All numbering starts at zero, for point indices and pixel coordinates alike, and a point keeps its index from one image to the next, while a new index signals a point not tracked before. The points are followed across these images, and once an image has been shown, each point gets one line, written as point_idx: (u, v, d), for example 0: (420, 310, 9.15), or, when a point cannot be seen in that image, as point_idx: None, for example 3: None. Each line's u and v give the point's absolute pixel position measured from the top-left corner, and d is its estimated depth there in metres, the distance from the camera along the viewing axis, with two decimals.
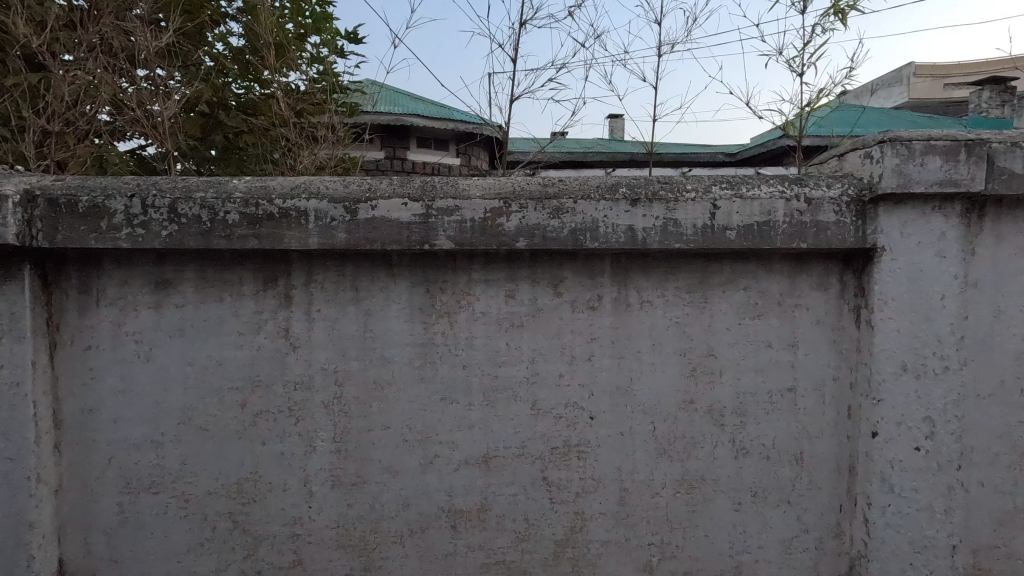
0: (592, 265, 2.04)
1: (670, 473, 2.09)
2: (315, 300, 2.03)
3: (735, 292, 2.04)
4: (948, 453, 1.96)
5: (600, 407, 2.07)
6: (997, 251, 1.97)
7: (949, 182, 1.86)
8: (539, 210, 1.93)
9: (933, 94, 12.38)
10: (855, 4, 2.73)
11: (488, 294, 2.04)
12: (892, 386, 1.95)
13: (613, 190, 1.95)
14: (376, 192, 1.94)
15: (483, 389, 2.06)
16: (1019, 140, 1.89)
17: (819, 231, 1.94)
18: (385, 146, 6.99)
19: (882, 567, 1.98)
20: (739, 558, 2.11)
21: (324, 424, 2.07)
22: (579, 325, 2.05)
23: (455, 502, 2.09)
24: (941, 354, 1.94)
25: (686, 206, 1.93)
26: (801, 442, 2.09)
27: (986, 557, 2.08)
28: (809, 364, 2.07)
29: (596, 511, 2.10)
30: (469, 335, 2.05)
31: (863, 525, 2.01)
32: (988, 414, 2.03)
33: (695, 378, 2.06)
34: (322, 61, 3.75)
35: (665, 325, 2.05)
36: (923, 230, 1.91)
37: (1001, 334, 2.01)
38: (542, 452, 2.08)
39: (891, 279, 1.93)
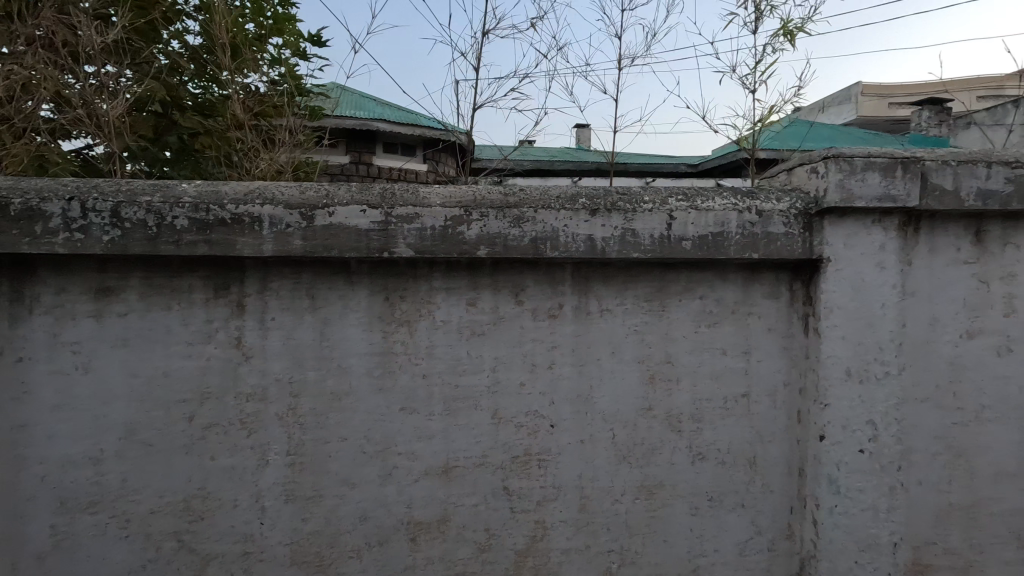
0: (553, 274, 2.05)
1: (630, 479, 2.11)
2: (270, 308, 1.97)
3: (692, 301, 2.09)
4: (890, 455, 2.06)
5: (561, 415, 2.08)
6: (931, 262, 2.10)
7: (887, 197, 1.97)
8: (500, 219, 1.94)
9: (878, 113, 13.09)
10: (803, 26, 2.87)
11: (449, 303, 2.02)
12: (838, 390, 2.04)
13: (573, 200, 1.98)
14: (333, 199, 1.90)
15: (444, 398, 2.04)
16: (949, 158, 2.02)
17: (769, 242, 2.02)
18: (350, 151, 6.87)
19: (831, 566, 2.05)
20: (697, 562, 2.15)
21: (279, 436, 2.00)
22: (541, 333, 2.06)
23: (414, 514, 2.06)
24: (882, 360, 2.04)
25: (643, 217, 1.98)
26: (754, 446, 2.15)
27: (925, 553, 2.19)
28: (761, 371, 2.14)
29: (557, 520, 2.10)
30: (430, 344, 2.02)
31: (813, 525, 2.09)
32: (925, 416, 2.14)
33: (654, 385, 2.10)
34: (284, 64, 3.67)
35: (624, 333, 2.08)
36: (864, 242, 2.02)
37: (936, 341, 2.13)
38: (503, 461, 2.07)
39: (836, 288, 2.02)
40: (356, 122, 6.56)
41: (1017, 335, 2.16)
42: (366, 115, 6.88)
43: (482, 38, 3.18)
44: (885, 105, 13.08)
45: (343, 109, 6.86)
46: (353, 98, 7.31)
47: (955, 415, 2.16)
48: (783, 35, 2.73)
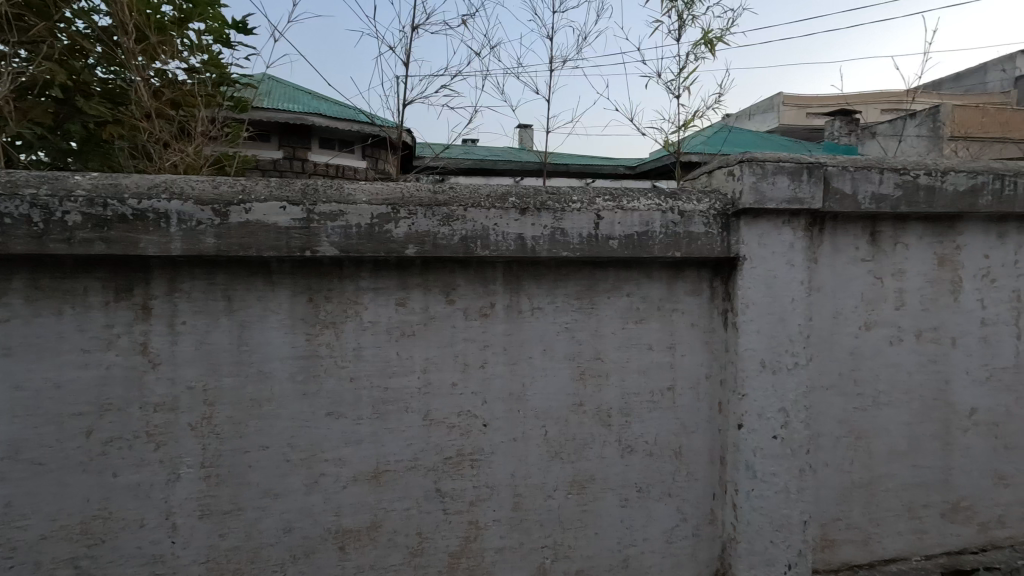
0: (484, 273, 2.04)
1: (562, 475, 2.14)
2: (180, 311, 1.83)
3: (619, 298, 2.15)
4: (800, 440, 2.21)
5: (493, 414, 2.08)
6: (833, 260, 2.27)
7: (794, 200, 2.11)
8: (429, 217, 1.91)
9: (797, 121, 14.05)
10: (721, 36, 3.01)
11: (378, 303, 1.97)
12: (754, 381, 2.16)
13: (503, 198, 1.98)
14: (250, 194, 1.80)
15: (373, 401, 1.98)
16: (848, 164, 2.19)
17: (691, 241, 2.11)
18: (284, 145, 6.50)
19: (749, 547, 2.18)
20: (627, 552, 2.21)
21: (191, 448, 1.87)
22: (472, 333, 2.04)
23: (342, 522, 1.98)
24: (792, 352, 2.18)
25: (572, 216, 2.01)
26: (680, 437, 2.24)
27: (831, 529, 2.37)
28: (685, 364, 2.23)
29: (491, 519, 2.09)
30: (357, 346, 1.96)
31: (732, 509, 2.21)
32: (830, 403, 2.32)
33: (584, 381, 2.14)
34: (208, 52, 3.45)
35: (555, 330, 2.11)
36: (776, 242, 2.15)
37: (839, 332, 2.31)
38: (435, 463, 2.04)
39: (751, 285, 2.14)
40: (288, 116, 6.27)
41: (906, 326, 2.38)
42: (299, 107, 6.47)
43: (413, 32, 3.10)
44: (804, 114, 14.07)
45: (274, 102, 6.53)
46: (285, 90, 6.96)
47: (855, 401, 2.35)
48: (704, 42, 2.86)
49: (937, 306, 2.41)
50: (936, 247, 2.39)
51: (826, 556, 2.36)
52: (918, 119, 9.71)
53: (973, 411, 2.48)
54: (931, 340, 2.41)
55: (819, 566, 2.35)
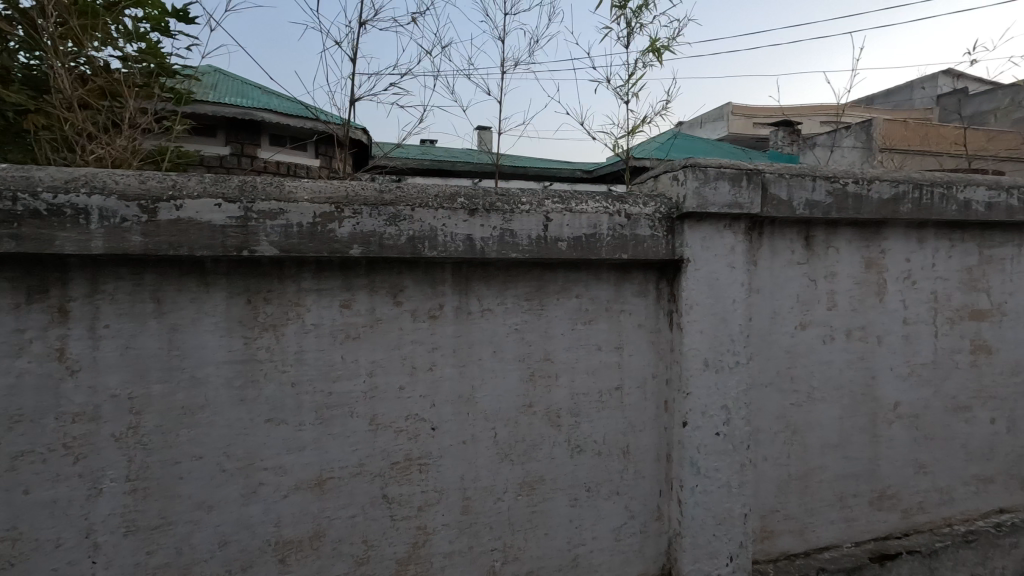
0: (432, 274, 2.01)
1: (512, 477, 2.14)
2: (102, 313, 1.71)
3: (569, 299, 2.17)
4: (740, 436, 2.30)
5: (442, 417, 2.05)
6: (771, 263, 2.37)
7: (734, 205, 2.19)
8: (375, 217, 1.87)
9: (744, 130, 14.67)
10: (668, 44, 3.09)
11: (321, 305, 1.91)
12: (698, 379, 2.23)
13: (451, 199, 1.96)
14: (181, 190, 1.71)
15: (316, 406, 1.92)
16: (784, 171, 2.29)
17: (637, 243, 2.15)
18: (231, 141, 6.10)
19: (693, 541, 2.24)
20: (576, 552, 2.22)
21: (115, 460, 1.75)
22: (420, 335, 2.01)
23: (283, 533, 1.91)
24: (734, 351, 2.27)
25: (521, 218, 2.01)
26: (628, 436, 2.28)
27: (770, 521, 2.47)
28: (632, 364, 2.27)
29: (439, 524, 2.06)
30: (300, 349, 1.89)
31: (678, 505, 2.27)
32: (769, 399, 2.42)
33: (533, 383, 2.15)
34: (146, 41, 3.24)
35: (505, 332, 2.10)
36: (718, 245, 2.23)
37: (776, 332, 2.41)
38: (381, 469, 1.99)
39: (695, 286, 2.21)
40: (236, 111, 5.90)
41: (837, 325, 2.51)
42: (247, 101, 6.16)
43: (361, 28, 3.03)
44: (751, 124, 14.71)
45: (220, 95, 6.15)
46: (232, 84, 6.64)
47: (792, 397, 2.46)
48: (651, 51, 2.93)
49: (865, 306, 2.56)
50: (863, 251, 2.54)
51: (765, 547, 2.46)
52: (852, 131, 10.33)
53: (897, 404, 2.65)
54: (860, 338, 2.56)
55: (759, 557, 2.45)
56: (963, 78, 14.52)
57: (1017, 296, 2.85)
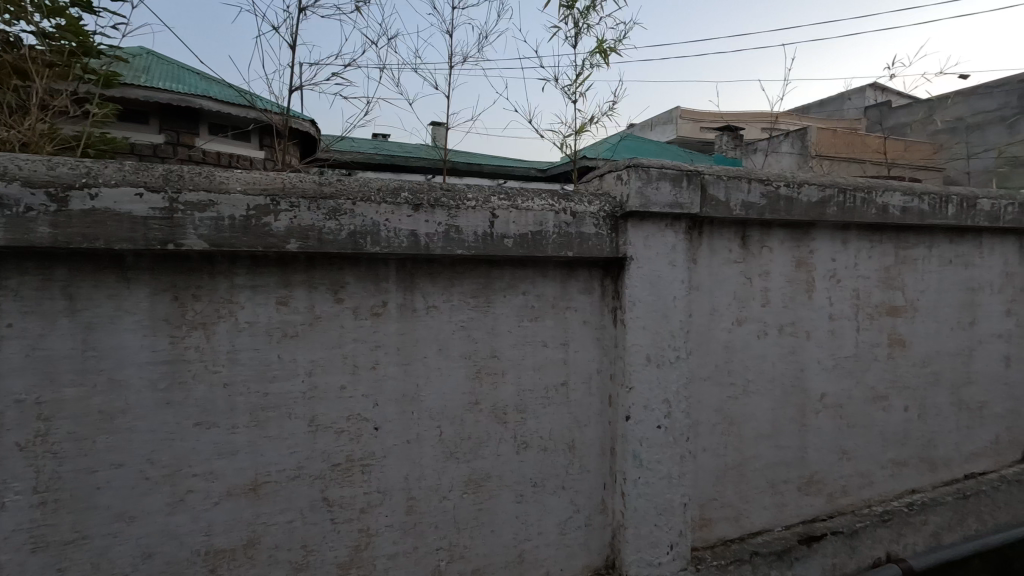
0: (376, 270, 1.97)
1: (457, 475, 2.12)
2: (5, 312, 1.57)
3: (515, 296, 2.18)
4: (681, 428, 2.38)
5: (386, 416, 2.01)
6: (709, 261, 2.47)
7: (675, 205, 2.26)
8: (314, 210, 1.80)
9: (693, 134, 15.19)
10: (615, 46, 3.14)
11: (256, 302, 1.83)
12: (640, 374, 2.29)
13: (395, 193, 1.92)
14: (98, 177, 1.59)
15: (250, 408, 1.83)
16: (722, 173, 2.39)
17: (582, 241, 2.18)
18: (166, 129, 5.71)
19: (635, 531, 2.30)
20: (522, 548, 2.23)
21: (20, 471, 1.61)
22: (363, 333, 1.96)
23: (213, 543, 1.81)
24: (674, 346, 2.34)
25: (466, 214, 2.00)
26: (573, 432, 2.31)
27: (708, 509, 2.57)
28: (578, 361, 2.30)
29: (383, 525, 2.02)
30: (232, 349, 1.80)
31: (621, 498, 2.32)
32: (707, 393, 2.52)
33: (479, 380, 2.14)
34: (65, 17, 2.97)
35: (451, 329, 2.08)
36: (660, 243, 2.29)
37: (714, 328, 2.51)
38: (322, 471, 1.93)
39: (638, 283, 2.26)
40: (172, 97, 5.53)
41: (770, 321, 2.64)
42: (183, 86, 5.78)
43: (300, 15, 2.91)
44: (699, 128, 15.26)
45: (153, 79, 5.76)
46: (167, 68, 6.23)
47: (729, 390, 2.57)
48: (597, 53, 2.98)
49: (795, 303, 2.71)
50: (794, 251, 2.68)
51: (703, 534, 2.56)
52: (789, 138, 10.91)
53: (823, 395, 2.82)
54: (790, 333, 2.71)
55: (698, 544, 2.54)
56: (887, 92, 15.65)
57: (928, 294, 3.10)
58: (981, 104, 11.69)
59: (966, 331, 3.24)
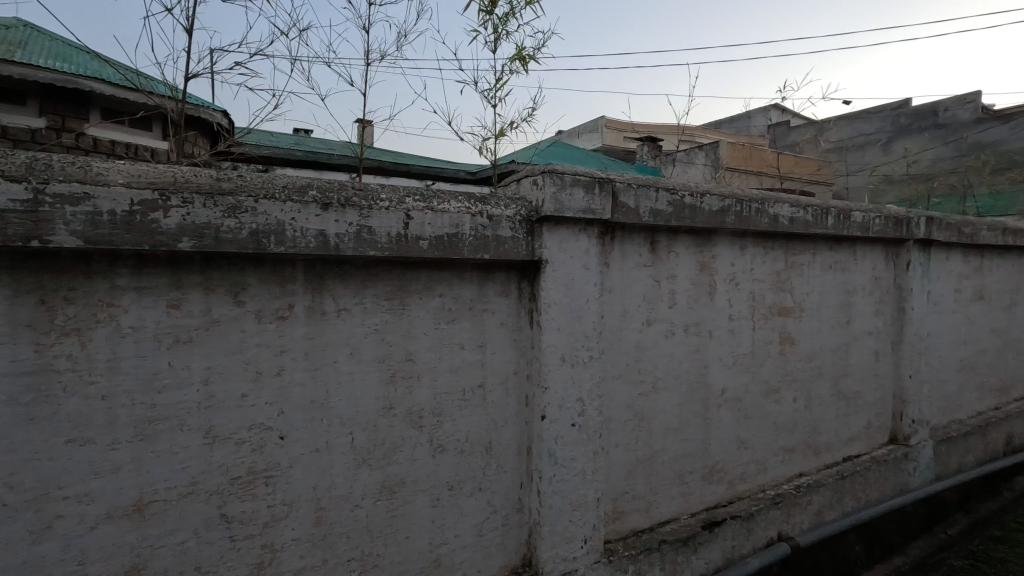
0: (281, 271, 1.88)
1: (370, 482, 2.06)
2: None
3: (431, 299, 2.16)
4: (594, 426, 2.47)
5: (292, 425, 1.92)
6: (620, 265, 2.59)
7: (588, 211, 2.36)
8: (210, 207, 1.69)
9: (617, 143, 15.85)
10: (534, 53, 3.20)
11: (142, 306, 1.68)
12: (555, 374, 2.35)
13: (302, 191, 1.85)
14: None
15: (136, 421, 1.68)
16: (632, 182, 2.51)
17: (499, 244, 2.21)
18: (48, 112, 5.10)
19: (551, 528, 2.36)
20: (438, 552, 2.21)
21: None
22: (267, 337, 1.86)
23: (88, 572, 1.63)
24: (588, 347, 2.43)
25: (379, 214, 1.96)
26: (490, 433, 2.33)
27: (620, 502, 2.68)
28: (495, 362, 2.32)
29: (289, 539, 1.92)
30: (112, 357, 1.64)
31: (537, 496, 2.37)
32: (619, 391, 2.63)
33: (394, 384, 2.10)
34: None
35: (364, 332, 2.03)
36: (574, 247, 2.37)
37: (625, 329, 2.63)
38: (219, 486, 1.80)
39: (553, 286, 2.33)
40: (56, 76, 4.96)
41: (677, 322, 2.81)
42: (70, 65, 5.19)
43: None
44: (623, 138, 15.96)
45: (32, 55, 5.12)
46: (50, 44, 5.57)
47: (639, 387, 2.71)
48: (517, 59, 3.02)
49: (699, 305, 2.90)
50: (698, 256, 2.88)
51: (616, 527, 2.67)
52: (704, 151, 11.68)
53: (724, 390, 3.04)
54: (695, 333, 2.90)
55: (611, 536, 2.64)
56: (788, 113, 17.19)
57: (812, 296, 3.44)
58: (862, 127, 13.23)
59: (844, 329, 3.63)
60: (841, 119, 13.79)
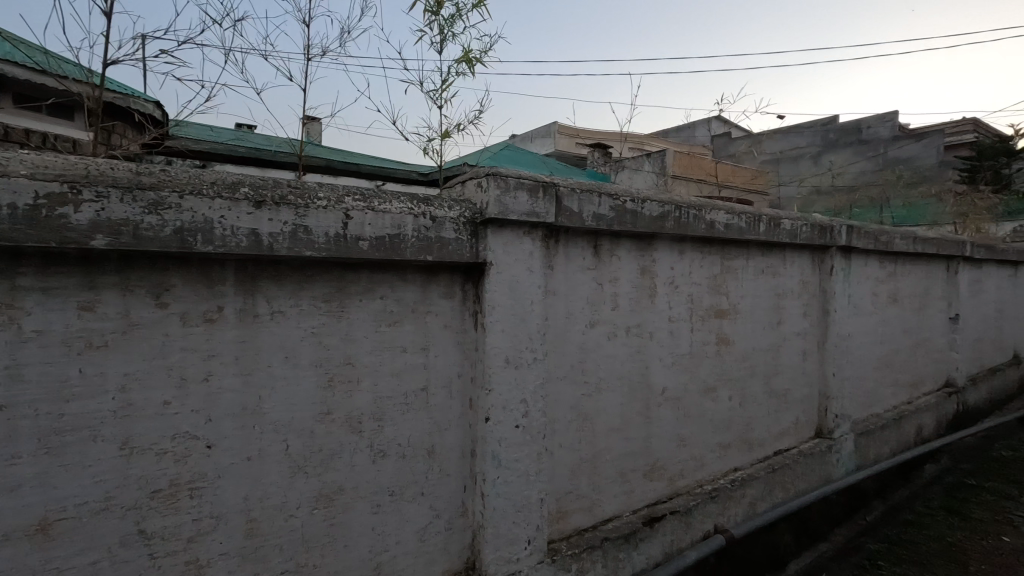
0: (209, 272, 1.79)
1: (306, 491, 1.99)
2: None
3: (372, 301, 2.12)
4: (537, 427, 2.49)
5: (221, 433, 1.82)
6: (564, 268, 2.63)
7: (532, 214, 2.38)
8: (128, 202, 1.59)
9: (569, 148, 16.13)
10: (481, 56, 3.20)
11: (48, 308, 1.55)
12: (499, 376, 2.36)
13: (233, 188, 1.78)
14: None
15: (40, 433, 1.55)
16: (575, 186, 2.57)
17: (442, 246, 2.20)
18: None
19: (494, 530, 2.36)
20: (379, 560, 2.16)
21: None
22: (193, 342, 1.76)
23: None
24: (532, 348, 2.46)
25: (316, 214, 1.90)
26: (433, 437, 2.30)
27: (564, 501, 2.71)
28: (438, 365, 2.30)
29: (216, 554, 1.82)
30: (12, 364, 1.51)
31: (481, 498, 2.36)
32: (563, 392, 2.67)
33: (332, 388, 2.03)
34: None
35: (300, 336, 1.96)
36: (518, 250, 2.39)
37: (569, 330, 2.68)
38: (138, 500, 1.69)
39: (497, 288, 2.33)
40: None
41: (619, 324, 2.89)
42: None
43: None
44: (574, 143, 16.27)
45: None
46: None
47: (582, 388, 2.76)
48: (464, 61, 3.02)
49: (640, 307, 2.99)
50: (640, 260, 2.97)
51: (560, 526, 2.70)
52: (651, 159, 12.09)
53: (664, 389, 3.15)
54: (636, 334, 2.98)
55: (555, 536, 2.67)
56: (729, 125, 18.07)
57: (746, 298, 3.62)
58: (795, 140, 14.39)
59: (775, 330, 3.84)
60: (776, 133, 14.65)
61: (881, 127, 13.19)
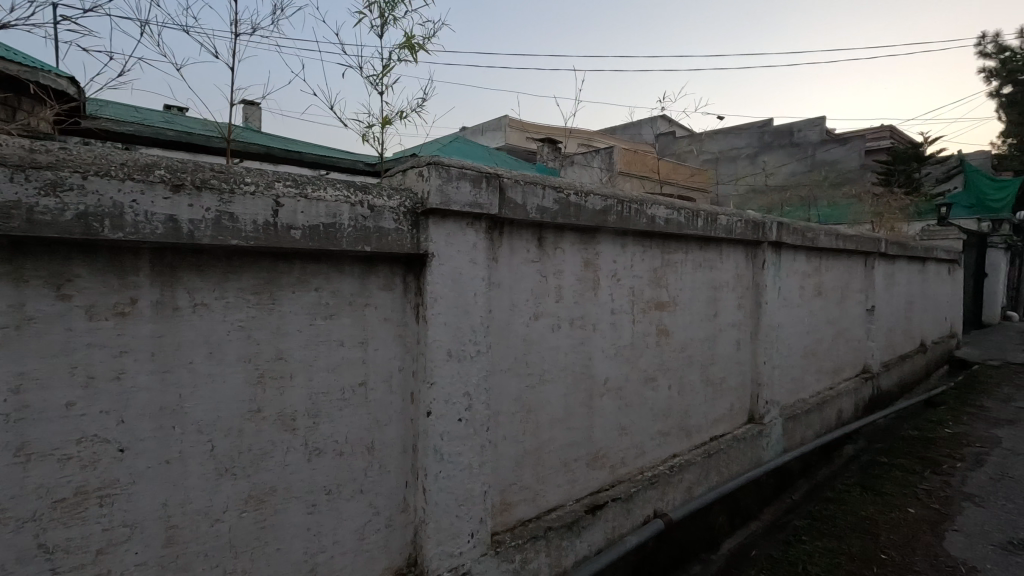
0: (120, 261, 1.65)
1: (233, 494, 1.88)
2: None
3: (306, 293, 2.02)
4: (481, 419, 2.48)
5: (136, 435, 1.69)
6: (508, 260, 2.62)
7: (475, 204, 2.35)
8: (21, 182, 1.44)
9: (519, 143, 16.16)
10: (424, 43, 3.12)
11: None
12: (442, 369, 2.32)
13: (147, 170, 1.64)
14: None
15: None
16: (518, 178, 2.55)
17: (381, 236, 2.13)
18: None
19: (436, 525, 2.33)
20: (315, 561, 2.08)
21: None
22: (102, 337, 1.62)
23: None
24: (475, 341, 2.43)
25: (243, 200, 1.80)
26: (372, 432, 2.24)
27: (508, 493, 2.72)
28: (377, 359, 2.24)
29: (130, 565, 1.69)
30: None
31: (422, 493, 2.32)
32: (506, 384, 2.67)
33: (262, 385, 1.93)
34: None
35: (225, 330, 1.84)
36: (461, 241, 2.36)
37: (512, 323, 2.68)
38: (37, 511, 1.53)
39: (439, 280, 2.29)
40: None
41: (563, 316, 2.92)
42: None
43: None
44: (524, 138, 16.32)
45: None
46: None
47: (526, 380, 2.77)
48: (406, 47, 2.93)
49: (584, 299, 3.03)
50: (583, 252, 3.00)
51: (503, 518, 2.70)
52: (600, 155, 12.31)
53: (607, 379, 3.21)
54: (580, 326, 3.02)
55: (499, 528, 2.67)
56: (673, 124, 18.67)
57: (685, 291, 3.75)
58: (733, 141, 15.06)
59: (711, 321, 4.01)
60: (716, 133, 15.28)
61: (810, 131, 14.04)
